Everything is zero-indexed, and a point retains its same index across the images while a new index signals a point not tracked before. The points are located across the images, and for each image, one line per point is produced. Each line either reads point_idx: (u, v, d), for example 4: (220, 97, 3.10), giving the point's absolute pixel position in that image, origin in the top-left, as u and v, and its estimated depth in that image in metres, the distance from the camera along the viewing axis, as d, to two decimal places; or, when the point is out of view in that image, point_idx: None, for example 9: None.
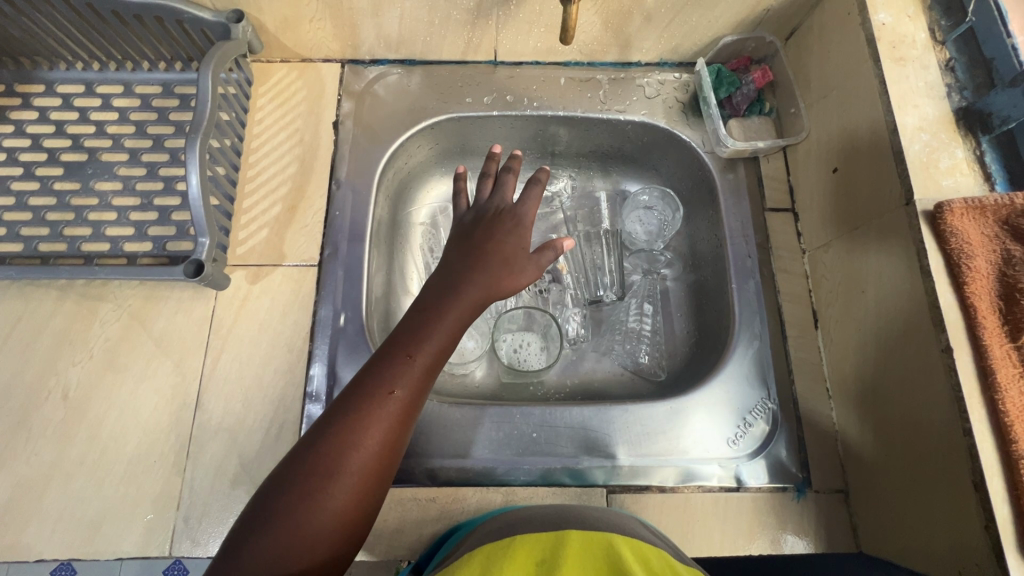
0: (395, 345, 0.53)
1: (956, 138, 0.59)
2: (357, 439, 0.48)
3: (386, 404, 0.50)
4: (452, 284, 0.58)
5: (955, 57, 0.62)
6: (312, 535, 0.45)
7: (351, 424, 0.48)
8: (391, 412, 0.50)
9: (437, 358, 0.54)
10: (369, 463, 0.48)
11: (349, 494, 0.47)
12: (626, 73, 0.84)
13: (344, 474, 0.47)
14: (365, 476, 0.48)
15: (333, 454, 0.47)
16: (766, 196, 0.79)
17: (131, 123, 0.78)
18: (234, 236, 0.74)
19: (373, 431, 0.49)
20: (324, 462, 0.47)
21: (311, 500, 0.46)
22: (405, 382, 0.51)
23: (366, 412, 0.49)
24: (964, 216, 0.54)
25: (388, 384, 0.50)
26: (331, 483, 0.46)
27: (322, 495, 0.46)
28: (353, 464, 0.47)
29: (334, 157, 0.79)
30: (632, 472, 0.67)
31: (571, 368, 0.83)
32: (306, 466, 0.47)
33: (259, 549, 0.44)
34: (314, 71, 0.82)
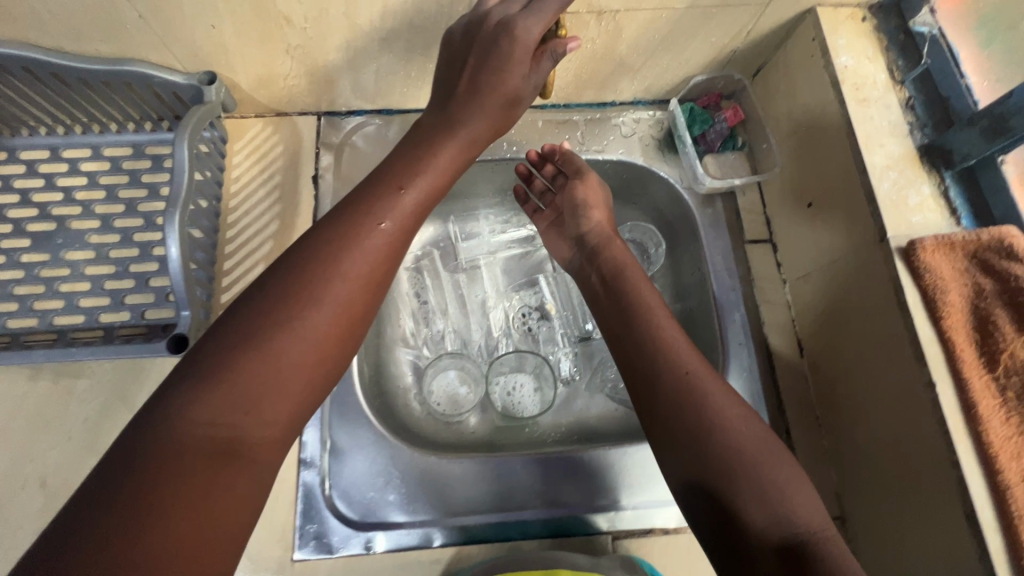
0: (394, 170, 0.56)
1: (921, 175, 0.62)
2: (341, 259, 0.48)
3: (376, 224, 0.51)
4: (444, 112, 0.60)
5: (914, 96, 0.66)
6: (281, 362, 0.43)
7: (350, 224, 0.50)
8: (377, 246, 0.50)
9: (433, 184, 0.56)
10: (319, 362, 0.45)
11: (323, 321, 0.46)
12: (602, 113, 0.85)
13: (317, 304, 0.45)
14: (338, 319, 0.47)
15: (313, 278, 0.46)
16: (744, 228, 0.81)
17: (101, 188, 0.76)
18: (216, 299, 0.72)
19: (354, 256, 0.49)
20: (309, 283, 0.46)
21: (287, 327, 0.44)
22: (393, 214, 0.52)
23: (352, 236, 0.49)
24: (934, 253, 0.57)
25: (377, 217, 0.51)
26: (308, 308, 0.45)
27: (295, 321, 0.44)
28: (333, 289, 0.47)
29: (316, 213, 0.78)
30: (634, 516, 0.67)
31: (566, 407, 0.84)
32: (284, 288, 0.46)
33: (223, 392, 0.40)
34: (289, 124, 0.81)
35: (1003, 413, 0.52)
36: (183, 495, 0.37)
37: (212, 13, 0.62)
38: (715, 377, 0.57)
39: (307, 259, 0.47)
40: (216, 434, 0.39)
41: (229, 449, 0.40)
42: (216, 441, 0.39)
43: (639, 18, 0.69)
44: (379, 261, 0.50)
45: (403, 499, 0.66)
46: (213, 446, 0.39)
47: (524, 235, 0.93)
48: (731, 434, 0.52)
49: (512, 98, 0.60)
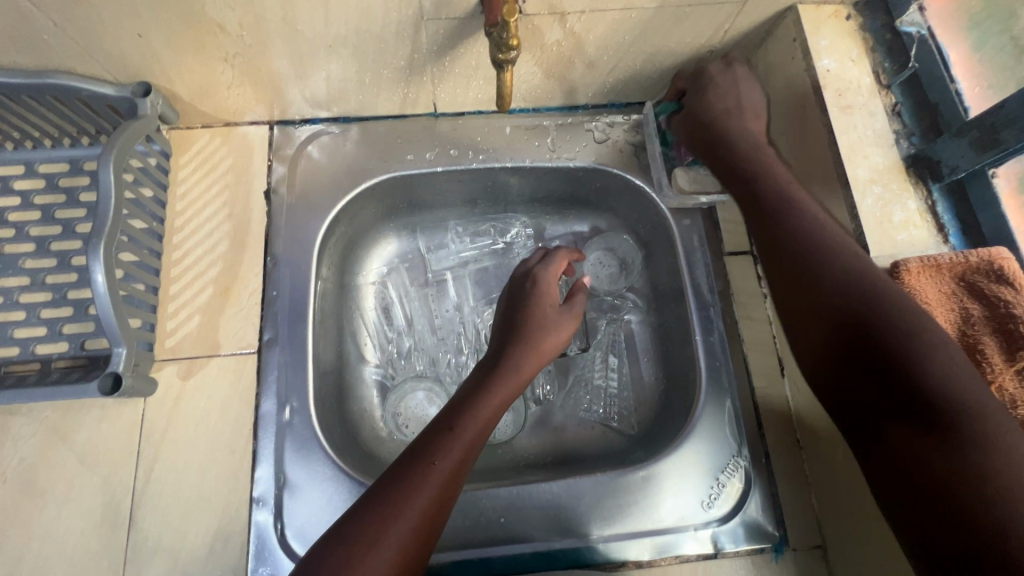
0: (458, 406, 0.58)
1: (906, 189, 0.58)
2: (416, 484, 0.50)
3: (450, 443, 0.54)
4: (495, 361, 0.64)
5: (901, 102, 0.61)
6: None
7: (423, 449, 0.53)
8: (452, 461, 0.52)
9: (502, 403, 0.60)
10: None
11: (387, 569, 0.45)
12: (573, 117, 0.80)
13: (382, 546, 0.46)
14: (413, 539, 0.48)
15: (380, 518, 0.47)
16: (723, 239, 0.77)
17: (36, 208, 0.71)
18: (162, 327, 0.68)
19: (419, 500, 0.49)
20: (387, 506, 0.48)
21: (366, 546, 0.46)
22: (465, 434, 0.55)
23: (415, 480, 0.50)
24: (921, 275, 0.53)
25: (435, 456, 0.52)
26: (373, 550, 0.46)
27: (363, 559, 0.45)
28: (401, 523, 0.47)
29: (268, 230, 0.73)
30: (607, 550, 0.64)
31: (541, 428, 0.81)
32: (355, 529, 0.47)
33: None
34: (239, 135, 0.76)
35: None
36: None
37: (137, 21, 0.56)
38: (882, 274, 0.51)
39: (390, 482, 0.50)
40: None
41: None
42: None
43: (606, 19, 0.64)
44: (454, 472, 0.52)
45: None
46: None
47: (496, 245, 0.89)
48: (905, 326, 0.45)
49: (543, 320, 0.69)
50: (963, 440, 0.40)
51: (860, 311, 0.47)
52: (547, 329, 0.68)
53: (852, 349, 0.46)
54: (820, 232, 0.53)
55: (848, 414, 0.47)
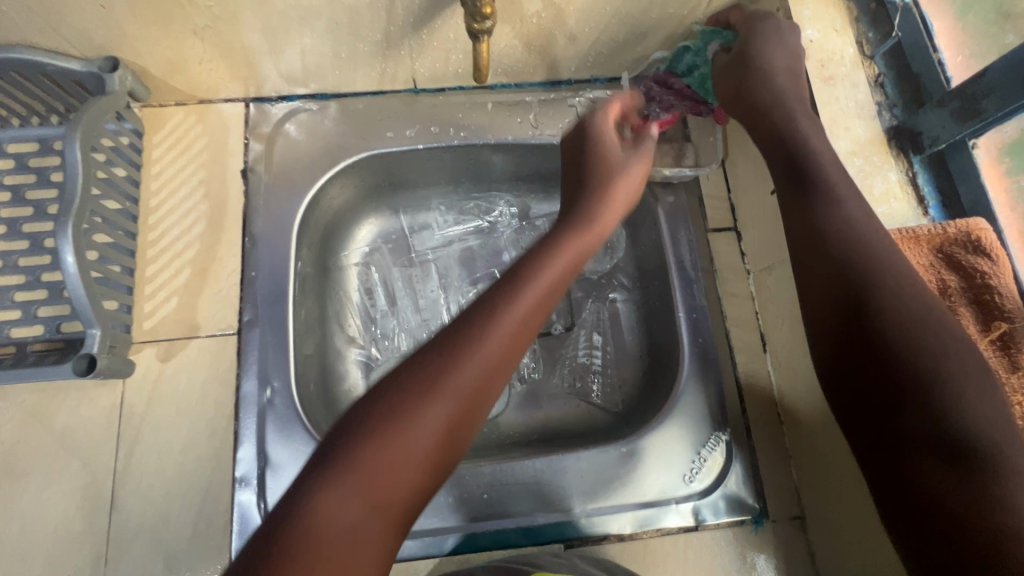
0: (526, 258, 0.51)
1: (888, 160, 0.57)
2: (472, 342, 0.43)
3: (488, 328, 0.44)
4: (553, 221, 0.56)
5: (884, 73, 0.60)
6: (409, 447, 0.38)
7: (456, 333, 0.44)
8: (495, 346, 0.44)
9: (557, 278, 0.50)
10: (450, 423, 0.41)
11: (451, 410, 0.41)
12: (556, 92, 0.79)
13: (449, 391, 0.41)
14: (445, 437, 0.40)
15: (443, 360, 0.42)
16: (707, 216, 0.77)
17: (5, 189, 0.69)
18: (139, 309, 0.67)
19: (487, 341, 0.43)
20: (416, 399, 0.40)
21: (391, 436, 0.38)
22: (509, 318, 0.45)
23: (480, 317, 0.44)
24: (900, 247, 0.53)
25: (500, 299, 0.46)
26: (436, 392, 0.40)
27: (424, 401, 0.40)
28: (463, 371, 0.42)
29: (246, 210, 0.72)
30: (589, 524, 0.64)
31: (526, 407, 0.81)
32: (411, 370, 0.42)
33: (346, 481, 0.37)
34: (214, 113, 0.74)
35: None
36: None
37: None
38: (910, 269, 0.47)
39: (418, 366, 0.42)
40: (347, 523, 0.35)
41: (346, 541, 0.35)
42: (347, 530, 0.35)
43: None
44: (496, 363, 0.43)
45: None
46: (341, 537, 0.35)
47: (482, 225, 0.88)
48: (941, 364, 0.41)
49: (608, 163, 0.59)
50: (989, 497, 0.37)
51: (899, 345, 0.42)
52: (615, 176, 0.59)
53: (879, 388, 0.42)
54: (866, 242, 0.47)
55: (861, 415, 0.44)
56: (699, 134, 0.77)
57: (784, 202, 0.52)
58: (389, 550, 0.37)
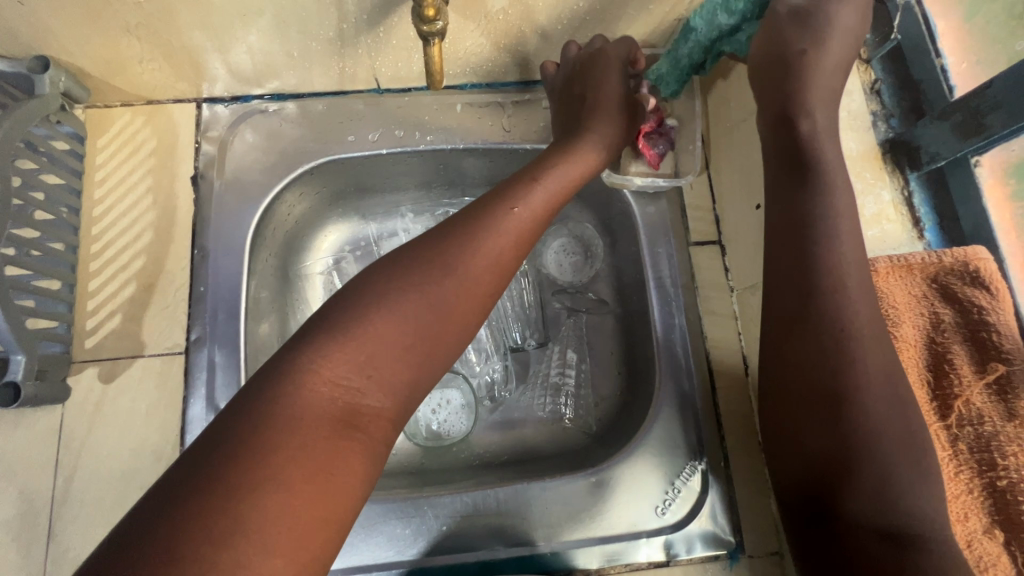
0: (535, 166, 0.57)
1: (881, 177, 0.52)
2: (477, 243, 0.47)
3: (472, 248, 0.46)
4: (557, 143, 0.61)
5: (882, 79, 0.55)
6: (410, 330, 0.41)
7: (436, 254, 0.45)
8: (482, 269, 0.46)
9: (548, 197, 0.54)
10: (452, 321, 0.44)
11: (457, 296, 0.44)
12: (531, 93, 0.74)
13: (454, 277, 0.44)
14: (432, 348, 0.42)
15: (452, 250, 0.46)
16: (690, 228, 0.72)
17: None
18: (81, 327, 0.63)
19: (490, 243, 0.47)
20: (402, 310, 0.42)
21: (383, 336, 0.40)
22: (492, 240, 0.48)
23: (488, 225, 0.48)
24: (889, 277, 0.48)
25: (507, 205, 0.50)
26: (444, 277, 0.44)
27: (435, 287, 0.43)
28: (466, 276, 0.45)
29: (196, 219, 0.67)
30: (553, 558, 0.61)
31: (497, 425, 0.77)
32: (420, 256, 0.45)
33: (348, 355, 0.39)
34: (163, 114, 0.70)
35: (953, 467, 0.45)
36: (306, 466, 0.34)
37: None
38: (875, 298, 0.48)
39: (406, 278, 0.43)
40: (345, 400, 0.38)
41: (338, 435, 0.36)
42: (344, 407, 0.37)
43: None
44: (481, 279, 0.46)
45: None
46: (338, 411, 0.37)
47: None
48: (893, 425, 0.44)
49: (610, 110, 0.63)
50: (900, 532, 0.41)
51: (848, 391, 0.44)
52: (607, 120, 0.63)
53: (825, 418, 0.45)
54: (849, 301, 0.45)
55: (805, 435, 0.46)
56: (681, 139, 0.70)
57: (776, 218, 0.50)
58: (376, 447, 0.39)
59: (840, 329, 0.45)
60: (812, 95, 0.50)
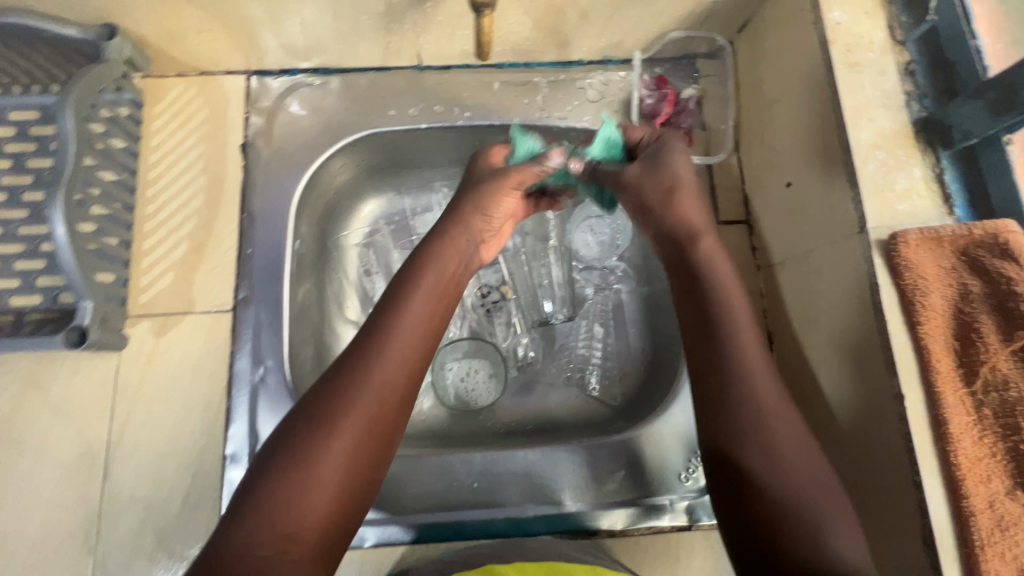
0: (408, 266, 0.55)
1: (914, 155, 0.54)
2: (368, 370, 0.46)
3: (360, 374, 0.46)
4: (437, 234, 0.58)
5: (916, 60, 0.56)
6: (315, 478, 0.41)
7: (353, 360, 0.47)
8: (395, 367, 0.47)
9: (436, 297, 0.53)
10: (355, 449, 0.43)
11: (356, 429, 0.44)
12: (566, 73, 0.76)
13: (349, 412, 0.44)
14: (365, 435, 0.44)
15: (339, 388, 0.45)
16: (719, 207, 0.73)
17: (6, 157, 0.69)
18: (136, 283, 0.67)
19: (383, 365, 0.46)
20: (323, 419, 0.43)
21: (306, 462, 0.41)
22: (405, 325, 0.49)
23: (376, 345, 0.48)
24: (919, 248, 0.50)
25: (398, 318, 0.50)
26: (338, 418, 0.43)
27: (329, 430, 0.43)
28: (365, 404, 0.45)
29: (244, 185, 0.71)
30: (579, 518, 0.64)
31: (522, 396, 0.79)
32: (312, 402, 0.45)
33: (259, 516, 0.40)
34: (215, 86, 0.73)
35: (976, 432, 0.47)
36: None
37: None
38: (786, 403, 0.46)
39: (326, 387, 0.45)
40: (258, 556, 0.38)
41: None
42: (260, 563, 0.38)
43: None
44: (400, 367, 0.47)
45: None
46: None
47: None
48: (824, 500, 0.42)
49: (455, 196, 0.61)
50: None
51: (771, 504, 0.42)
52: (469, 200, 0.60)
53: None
54: (760, 412, 0.45)
55: None
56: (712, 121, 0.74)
57: (692, 335, 0.50)
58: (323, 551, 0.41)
59: (767, 432, 0.45)
60: (694, 222, 0.55)
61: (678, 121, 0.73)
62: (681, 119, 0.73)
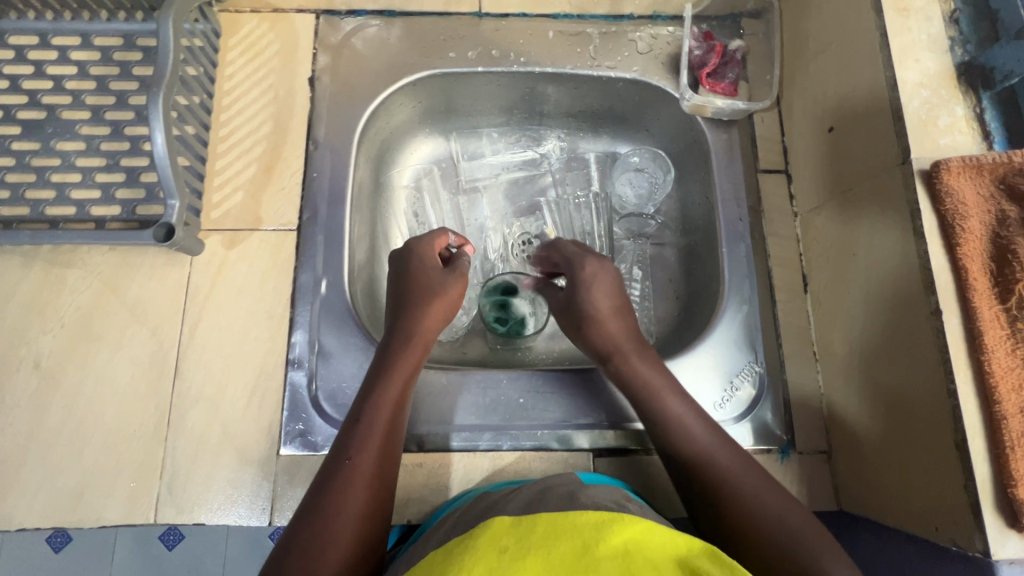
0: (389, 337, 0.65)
1: (956, 95, 0.57)
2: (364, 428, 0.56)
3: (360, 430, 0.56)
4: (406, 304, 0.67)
5: (960, 8, 0.60)
6: (340, 521, 0.51)
7: (343, 445, 0.55)
8: (383, 419, 0.57)
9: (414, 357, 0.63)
10: (365, 493, 0.53)
11: (362, 478, 0.53)
12: (617, 26, 0.80)
13: (356, 463, 0.54)
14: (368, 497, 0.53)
15: (345, 447, 0.55)
16: (759, 157, 0.77)
17: (91, 78, 0.73)
18: (208, 199, 0.71)
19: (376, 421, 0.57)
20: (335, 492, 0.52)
21: (330, 507, 0.51)
22: (388, 399, 0.58)
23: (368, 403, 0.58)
24: (960, 175, 0.53)
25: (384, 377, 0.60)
26: (348, 471, 0.53)
27: (342, 480, 0.53)
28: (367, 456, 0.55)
29: (311, 115, 0.75)
30: (618, 437, 0.68)
31: (560, 335, 0.83)
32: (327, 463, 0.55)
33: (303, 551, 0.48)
34: (286, 22, 0.77)
35: (1010, 344, 0.50)
36: None
37: None
38: (720, 443, 0.60)
39: (333, 455, 0.55)
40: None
41: None
42: None
43: None
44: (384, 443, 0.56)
45: None
46: None
47: (530, 156, 0.90)
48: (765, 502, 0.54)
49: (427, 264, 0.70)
50: None
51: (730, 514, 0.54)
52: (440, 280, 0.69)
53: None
54: (700, 457, 0.59)
55: None
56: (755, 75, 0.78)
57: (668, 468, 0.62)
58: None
59: (725, 494, 0.56)
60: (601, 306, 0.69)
61: (725, 70, 0.77)
62: (728, 68, 0.77)
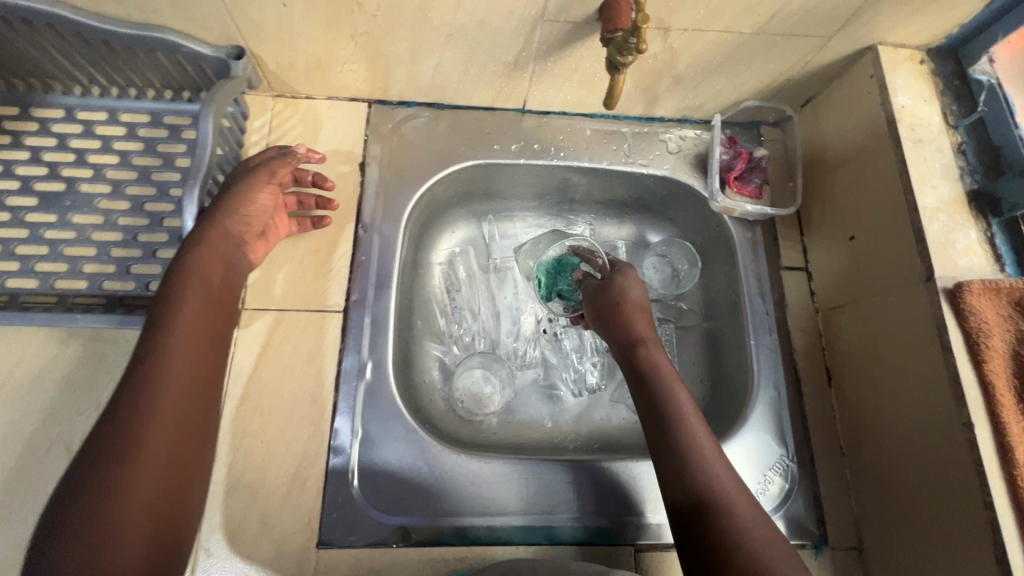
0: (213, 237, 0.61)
1: (969, 220, 0.64)
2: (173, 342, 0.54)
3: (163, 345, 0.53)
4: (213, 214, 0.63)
5: (967, 141, 0.67)
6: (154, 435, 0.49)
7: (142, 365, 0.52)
8: (196, 337, 0.55)
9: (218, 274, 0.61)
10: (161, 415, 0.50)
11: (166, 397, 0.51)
12: (650, 127, 0.86)
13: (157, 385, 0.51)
14: (175, 455, 0.50)
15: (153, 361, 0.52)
16: (782, 254, 0.82)
17: (150, 155, 0.75)
18: (258, 278, 0.72)
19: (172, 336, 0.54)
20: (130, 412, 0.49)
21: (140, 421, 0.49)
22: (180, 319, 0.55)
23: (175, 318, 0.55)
24: (981, 296, 0.58)
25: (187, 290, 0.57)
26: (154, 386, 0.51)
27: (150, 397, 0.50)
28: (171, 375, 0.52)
29: (361, 198, 0.77)
30: (659, 531, 0.68)
31: (586, 417, 0.84)
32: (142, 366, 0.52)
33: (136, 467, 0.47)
34: (341, 110, 0.81)
35: None
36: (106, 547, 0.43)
37: None
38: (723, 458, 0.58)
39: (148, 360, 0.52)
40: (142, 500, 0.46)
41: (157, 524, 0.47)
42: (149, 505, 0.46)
43: (705, 38, 0.69)
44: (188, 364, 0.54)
45: (432, 493, 0.66)
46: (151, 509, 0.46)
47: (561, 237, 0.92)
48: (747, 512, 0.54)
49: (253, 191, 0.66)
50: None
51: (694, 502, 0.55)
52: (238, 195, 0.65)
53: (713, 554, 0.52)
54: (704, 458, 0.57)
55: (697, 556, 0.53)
56: (776, 179, 0.85)
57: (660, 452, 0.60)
58: (153, 555, 0.46)
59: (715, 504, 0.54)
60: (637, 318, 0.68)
61: (754, 174, 0.82)
62: (754, 173, 0.82)
